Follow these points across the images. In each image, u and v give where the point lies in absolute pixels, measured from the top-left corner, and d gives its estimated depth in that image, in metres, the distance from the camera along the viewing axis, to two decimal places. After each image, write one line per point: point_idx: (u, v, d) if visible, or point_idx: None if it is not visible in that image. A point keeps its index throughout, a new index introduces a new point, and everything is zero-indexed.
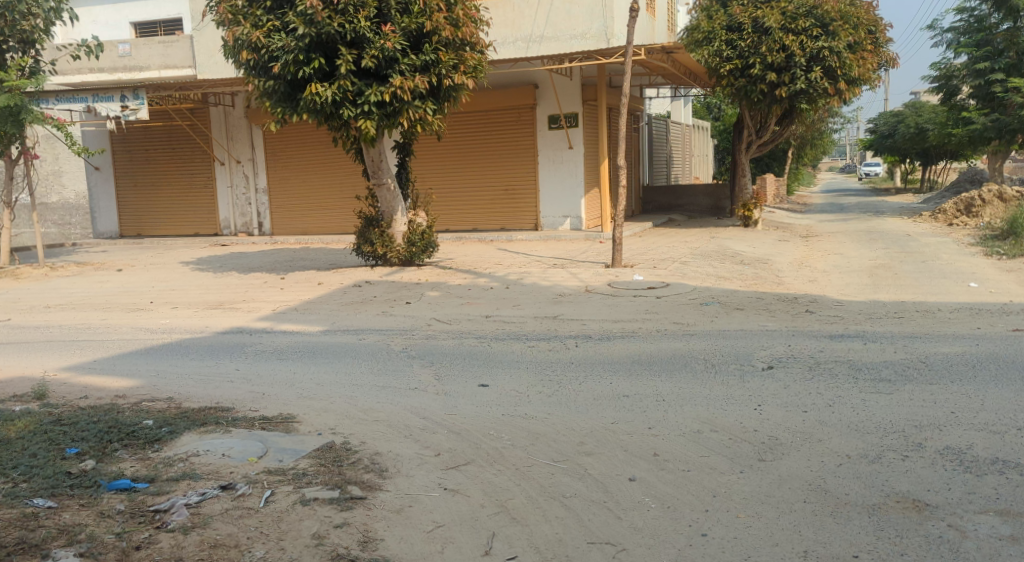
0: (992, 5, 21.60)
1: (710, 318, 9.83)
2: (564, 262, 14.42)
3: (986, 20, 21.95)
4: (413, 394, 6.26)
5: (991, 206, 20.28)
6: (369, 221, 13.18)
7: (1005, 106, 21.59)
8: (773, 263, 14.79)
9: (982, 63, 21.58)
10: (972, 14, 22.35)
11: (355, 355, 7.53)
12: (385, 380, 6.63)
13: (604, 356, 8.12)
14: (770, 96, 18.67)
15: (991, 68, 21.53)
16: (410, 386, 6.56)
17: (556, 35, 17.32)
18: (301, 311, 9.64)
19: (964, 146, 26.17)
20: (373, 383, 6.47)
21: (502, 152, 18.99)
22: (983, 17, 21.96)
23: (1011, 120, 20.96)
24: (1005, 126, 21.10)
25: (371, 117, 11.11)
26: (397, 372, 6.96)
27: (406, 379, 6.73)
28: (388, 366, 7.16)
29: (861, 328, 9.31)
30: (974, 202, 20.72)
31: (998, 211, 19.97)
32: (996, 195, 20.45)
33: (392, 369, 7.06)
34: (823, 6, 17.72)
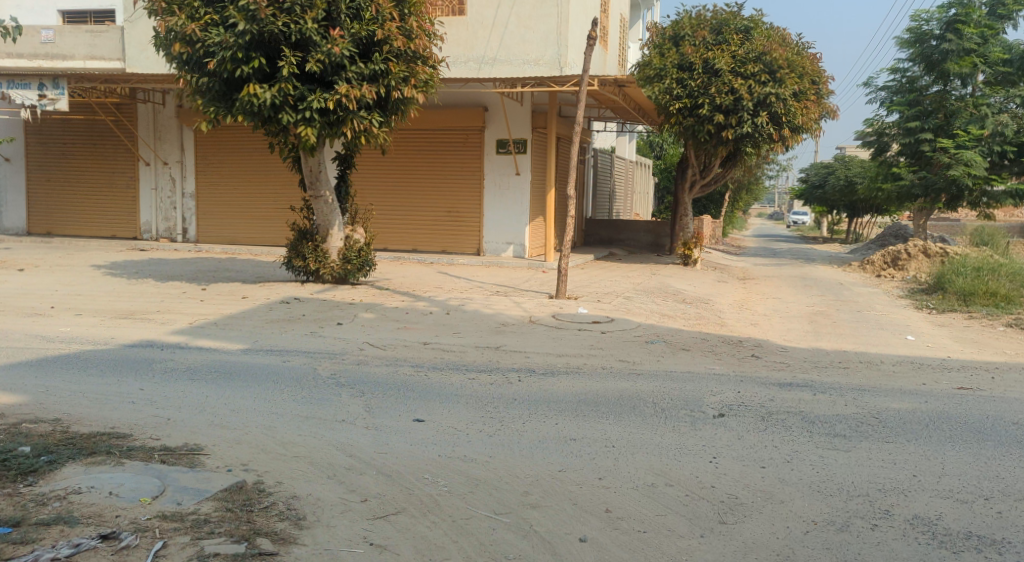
0: (924, 66, 21.87)
1: (657, 357, 9.44)
2: (505, 290, 13.94)
3: (917, 82, 22.15)
4: (340, 427, 5.65)
5: (916, 261, 20.44)
6: (302, 234, 12.50)
7: (932, 165, 21.93)
8: (715, 304, 14.56)
9: (913, 122, 21.82)
10: (904, 75, 22.50)
11: (276, 379, 6.88)
12: (308, 409, 6.00)
13: (548, 393, 7.62)
14: (717, 137, 18.56)
15: (921, 128, 21.77)
16: (336, 418, 5.97)
17: (509, 59, 16.95)
18: (221, 327, 8.93)
19: (891, 202, 26.55)
20: (293, 412, 5.84)
21: (447, 173, 18.49)
22: (915, 77, 22.19)
23: (937, 179, 21.40)
24: (931, 185, 21.50)
25: (313, 125, 10.48)
26: (323, 401, 6.34)
27: (332, 408, 6.12)
28: (312, 393, 6.53)
29: (809, 377, 8.99)
30: (900, 255, 20.88)
31: (922, 267, 20.13)
32: (921, 250, 20.57)
33: (316, 397, 6.42)
34: (772, 53, 17.74)
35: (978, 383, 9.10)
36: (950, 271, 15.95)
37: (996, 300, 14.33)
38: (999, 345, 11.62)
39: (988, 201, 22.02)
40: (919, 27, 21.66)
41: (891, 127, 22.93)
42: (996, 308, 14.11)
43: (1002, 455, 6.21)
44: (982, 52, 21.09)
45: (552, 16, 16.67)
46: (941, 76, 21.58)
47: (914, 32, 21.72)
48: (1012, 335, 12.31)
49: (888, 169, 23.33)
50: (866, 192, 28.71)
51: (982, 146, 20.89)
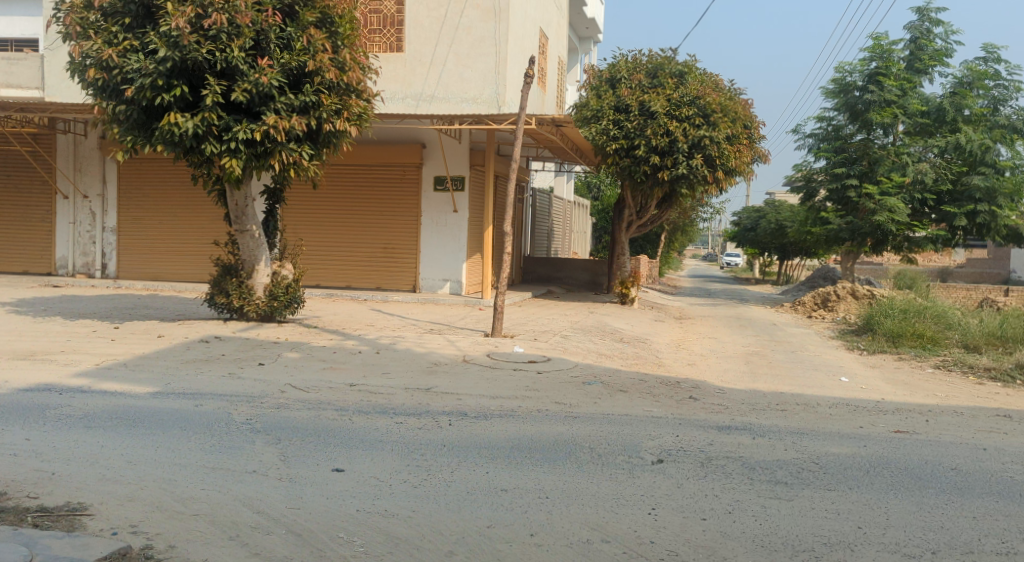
0: (848, 115, 22.30)
1: (594, 399, 9.14)
2: (440, 329, 13.54)
3: (843, 130, 22.49)
4: (250, 481, 5.19)
5: (845, 302, 20.74)
6: (226, 270, 11.94)
7: (858, 210, 22.37)
8: (653, 343, 14.37)
9: (839, 168, 22.14)
10: (830, 123, 22.91)
11: (184, 425, 6.37)
12: (215, 459, 5.50)
13: (481, 438, 7.24)
14: (653, 178, 18.53)
15: (846, 174, 22.15)
16: (247, 470, 5.52)
17: (446, 97, 16.76)
18: (129, 368, 8.34)
19: (819, 245, 27.02)
20: (198, 462, 5.36)
21: (382, 209, 18.09)
22: (840, 125, 22.59)
23: (863, 223, 21.80)
24: (858, 230, 21.89)
25: (238, 156, 10.01)
26: (234, 449, 5.86)
27: (243, 459, 5.66)
28: (221, 441, 6.03)
29: (748, 420, 8.74)
30: (830, 297, 21.16)
31: (852, 308, 20.39)
32: (849, 292, 20.92)
33: (226, 445, 5.94)
34: (706, 97, 17.92)
35: (914, 426, 8.97)
36: (879, 312, 16.06)
37: (923, 342, 14.46)
38: (930, 387, 11.59)
39: (909, 247, 22.49)
40: (842, 78, 22.20)
41: (819, 173, 23.29)
42: (924, 350, 14.19)
43: (945, 504, 6.03)
44: (902, 103, 21.58)
45: (490, 55, 16.60)
46: (864, 125, 21.99)
47: (838, 82, 22.25)
48: (942, 377, 12.31)
49: (817, 214, 23.65)
50: (795, 234, 29.16)
51: (904, 193, 21.54)
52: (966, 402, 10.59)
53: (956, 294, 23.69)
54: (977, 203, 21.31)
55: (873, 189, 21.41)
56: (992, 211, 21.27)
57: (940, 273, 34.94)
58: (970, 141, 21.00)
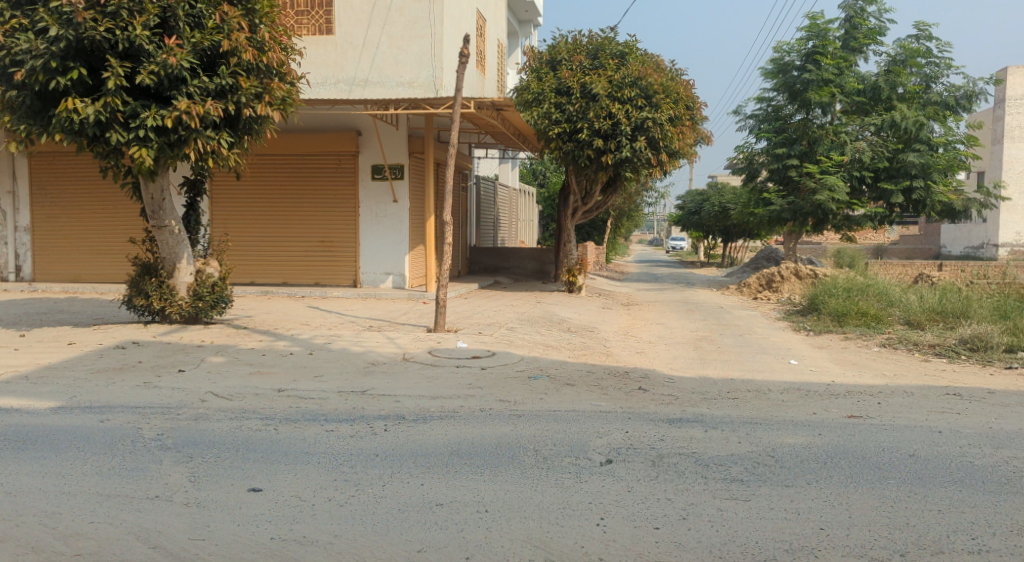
0: (787, 95, 22.26)
1: (539, 394, 8.61)
2: (380, 325, 12.97)
3: (782, 110, 22.52)
4: (146, 513, 4.98)
5: (789, 283, 20.57)
6: (145, 269, 11.50)
7: (800, 190, 22.30)
8: (600, 332, 13.96)
9: (780, 149, 22.07)
10: (769, 103, 22.86)
11: (82, 450, 5.99)
12: (112, 486, 5.34)
13: (418, 445, 6.77)
14: (597, 162, 18.13)
15: (788, 155, 22.11)
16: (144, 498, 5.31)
17: (381, 80, 16.10)
18: (32, 383, 7.92)
19: (762, 228, 26.98)
20: (91, 503, 5.07)
21: (317, 200, 17.40)
22: (779, 106, 22.57)
23: (804, 203, 21.64)
24: (799, 210, 21.79)
25: (148, 145, 9.35)
26: (137, 474, 5.60)
27: (142, 480, 5.48)
28: (124, 462, 5.79)
29: (699, 411, 8.17)
30: (774, 277, 20.96)
31: (796, 288, 20.25)
32: (793, 271, 20.71)
33: (132, 464, 5.74)
34: (648, 78, 17.59)
35: (866, 410, 8.65)
36: (824, 291, 15.82)
37: (868, 320, 14.27)
38: (880, 367, 11.32)
39: (849, 225, 22.22)
40: (780, 58, 22.11)
41: (761, 154, 23.15)
42: (869, 328, 13.99)
43: (912, 495, 5.72)
44: (839, 82, 21.51)
45: (424, 37, 16.00)
46: (802, 105, 21.93)
47: (776, 63, 22.18)
48: (889, 356, 12.09)
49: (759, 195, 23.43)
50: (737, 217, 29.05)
51: (843, 172, 21.31)
52: (916, 382, 10.30)
53: (893, 271, 23.01)
54: (913, 178, 21.16)
55: (814, 167, 21.40)
56: (927, 187, 21.14)
57: (874, 250, 35.30)
58: (904, 118, 21.05)
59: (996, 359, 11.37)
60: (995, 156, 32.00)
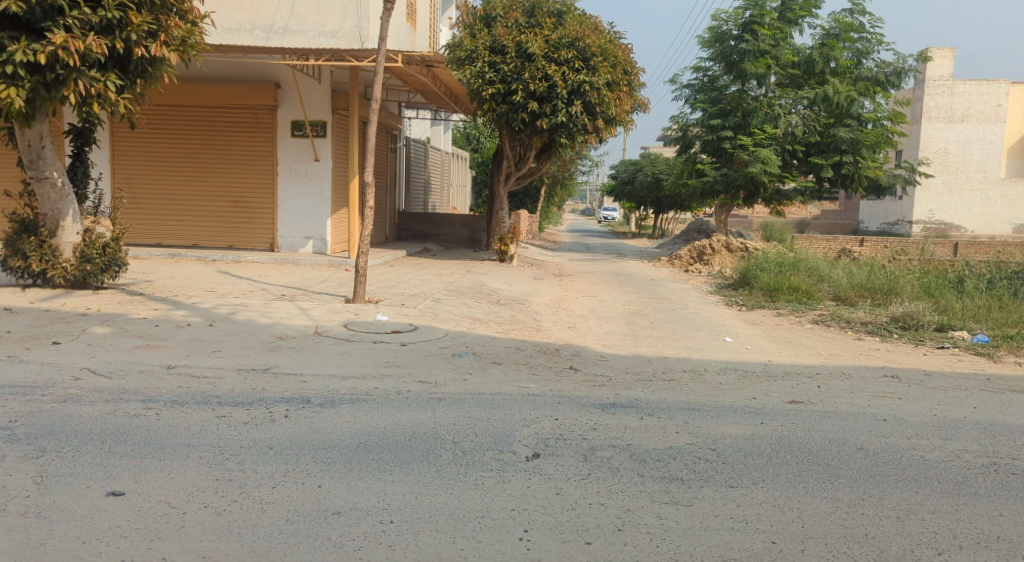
0: (723, 66, 21.62)
1: (463, 375, 7.75)
2: (294, 294, 11.99)
3: (718, 81, 21.86)
4: None
5: (720, 256, 19.94)
6: (25, 228, 10.94)
7: (734, 162, 21.83)
8: (531, 305, 13.14)
9: (715, 120, 21.44)
10: (706, 73, 22.22)
11: None
12: None
13: (320, 435, 5.90)
14: (531, 127, 17.25)
15: (722, 126, 21.46)
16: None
17: (302, 29, 14.97)
18: None
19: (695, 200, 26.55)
20: None
21: (231, 156, 16.18)
22: (715, 76, 21.93)
23: (737, 176, 21.13)
24: (732, 182, 21.26)
25: (19, 82, 9.38)
26: None
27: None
28: None
29: (632, 395, 6.93)
30: (705, 250, 20.36)
31: (727, 262, 19.73)
32: (724, 245, 20.18)
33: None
34: (585, 39, 16.70)
35: (806, 394, 7.02)
36: (756, 264, 14.89)
37: (799, 296, 13.38)
38: (816, 344, 9.77)
39: (779, 200, 22.05)
40: (718, 27, 21.44)
41: (696, 125, 22.61)
42: (800, 304, 13.12)
43: (879, 489, 4.90)
44: (775, 54, 20.98)
45: None
46: (738, 76, 21.35)
47: (714, 32, 21.49)
48: (821, 333, 10.78)
49: (692, 166, 22.90)
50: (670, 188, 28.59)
51: (776, 145, 20.81)
52: (851, 360, 8.85)
53: (818, 245, 22.82)
54: (843, 154, 20.72)
55: (748, 138, 20.93)
56: (857, 162, 20.74)
57: (798, 223, 35.16)
58: (837, 93, 20.53)
59: (928, 338, 10.28)
60: (913, 135, 32.15)
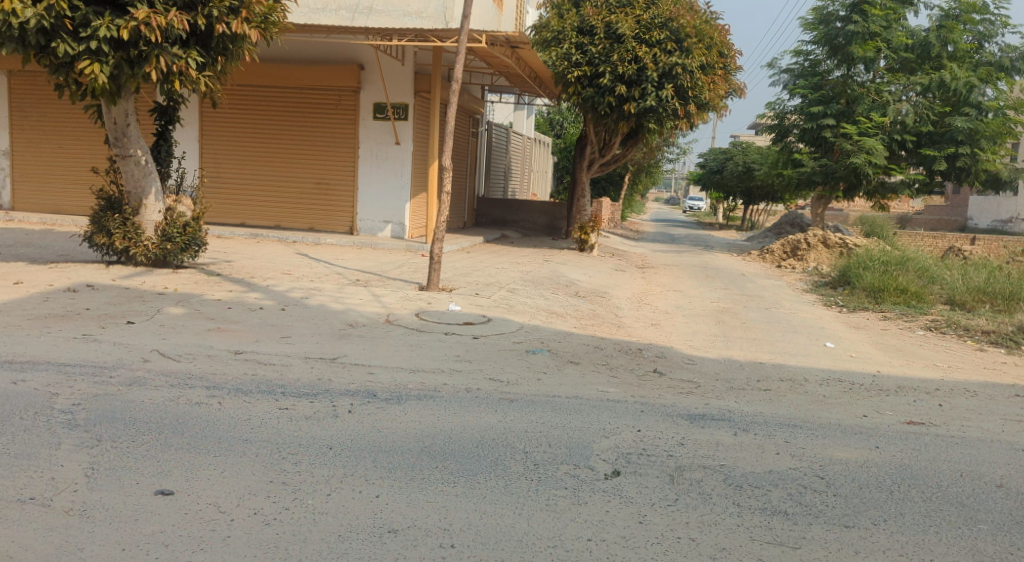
0: (827, 49, 20.53)
1: (537, 375, 7.29)
2: (369, 279, 11.73)
3: (820, 66, 20.82)
4: (20, 528, 4.11)
5: (816, 251, 18.96)
6: (109, 205, 10.93)
7: (834, 152, 20.72)
8: (612, 298, 12.61)
9: (816, 107, 20.36)
10: (807, 58, 21.18)
11: None
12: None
13: (383, 436, 5.53)
14: (618, 111, 16.63)
15: (823, 113, 20.37)
16: (19, 502, 4.36)
17: (386, 9, 14.72)
18: None
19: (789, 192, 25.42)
20: None
21: (314, 138, 16.06)
22: (817, 61, 20.86)
23: (839, 167, 20.07)
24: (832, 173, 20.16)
25: (102, 59, 9.32)
26: (25, 464, 4.80)
27: (25, 474, 4.67)
28: (20, 443, 5.09)
29: (725, 406, 6.37)
30: (800, 245, 19.41)
31: (823, 258, 18.71)
32: (820, 240, 19.14)
33: (17, 450, 4.98)
34: (680, 20, 15.92)
35: (926, 415, 6.32)
36: (859, 263, 13.97)
37: (908, 299, 12.45)
38: (930, 354, 8.95)
39: (883, 193, 20.83)
40: (823, 8, 20.39)
41: (794, 112, 21.56)
42: (910, 307, 12.19)
43: None
44: (886, 36, 19.79)
45: None
46: (844, 60, 20.19)
47: (818, 13, 20.46)
48: (936, 341, 9.91)
49: (788, 156, 21.91)
50: (763, 178, 27.48)
51: (883, 135, 19.60)
52: (974, 375, 8.04)
53: (921, 242, 21.56)
54: (958, 145, 19.33)
55: (852, 126, 19.81)
56: (974, 153, 19.32)
57: (899, 218, 33.47)
58: (954, 79, 19.18)
59: None
60: None
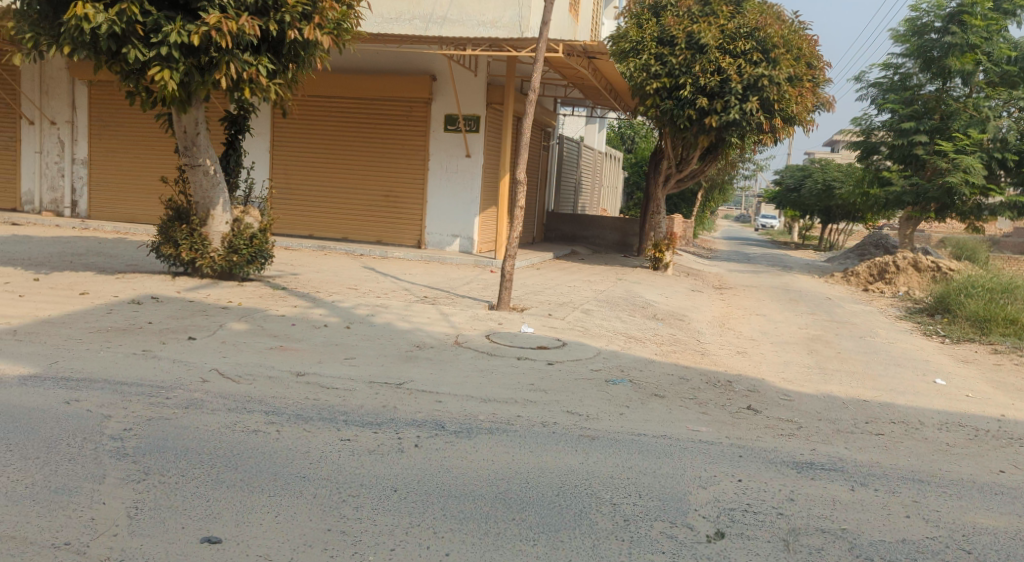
0: (920, 62, 19.41)
1: (619, 409, 6.64)
2: (437, 295, 11.24)
3: (911, 80, 19.71)
4: None
5: (906, 275, 17.76)
6: (177, 215, 10.70)
7: (926, 170, 19.58)
8: (691, 321, 11.89)
9: (907, 123, 19.26)
10: (897, 71, 20.09)
11: (16, 459, 4.85)
12: (22, 527, 4.09)
13: (453, 476, 4.97)
14: (699, 124, 15.87)
15: (914, 129, 19.25)
16: (52, 549, 3.93)
17: (460, 19, 14.24)
18: (17, 349, 7.40)
19: (872, 211, 24.29)
20: None
21: (384, 150, 15.70)
22: (908, 74, 19.76)
23: (931, 186, 18.88)
24: (924, 193, 19.02)
25: (173, 65, 9.03)
26: (65, 501, 4.36)
27: (63, 513, 4.24)
28: (62, 474, 4.68)
29: (836, 453, 5.64)
30: (888, 267, 18.30)
31: (913, 283, 17.47)
32: (910, 263, 17.89)
33: (58, 484, 4.55)
34: (767, 29, 15.17)
35: None
36: (961, 289, 12.93)
37: (1019, 330, 11.40)
38: None
39: (979, 215, 19.61)
40: (917, 19, 19.30)
41: (881, 128, 20.49)
42: (1022, 339, 11.15)
43: None
44: (987, 48, 18.68)
45: None
46: (939, 74, 19.16)
47: (912, 24, 19.38)
48: None
49: (875, 174, 20.82)
50: (844, 197, 26.33)
51: (981, 152, 18.51)
52: None
53: (1020, 267, 20.24)
54: None
55: (947, 143, 18.66)
56: None
57: (990, 240, 31.76)
58: None
59: None
60: None
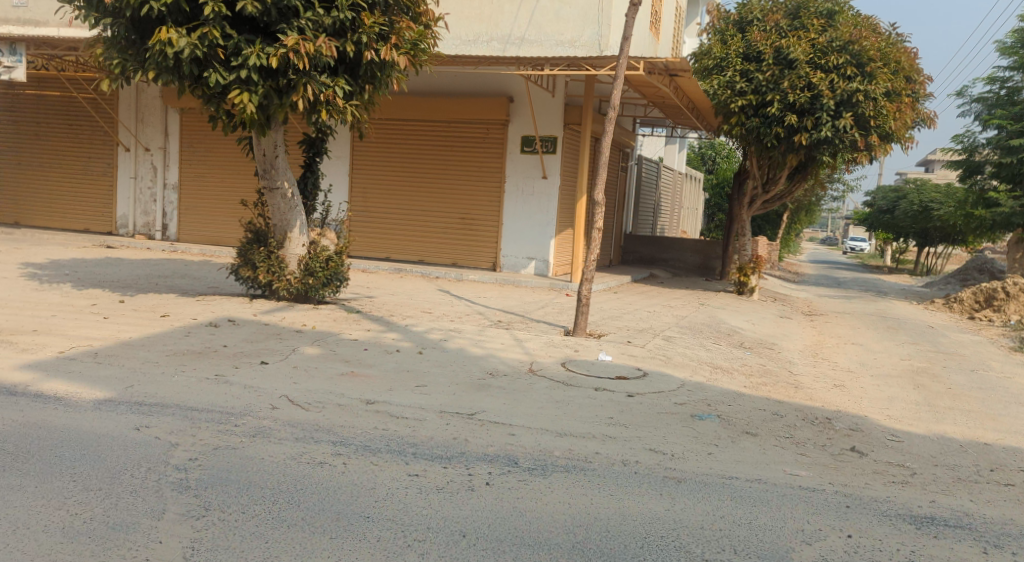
0: None
1: (707, 447, 6.16)
2: (513, 320, 10.91)
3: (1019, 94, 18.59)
4: None
5: (1015, 303, 16.62)
6: (255, 237, 10.65)
7: None
8: (782, 351, 11.24)
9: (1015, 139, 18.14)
10: (1003, 85, 18.99)
11: (77, 491, 4.69)
12: None
13: (527, 520, 4.59)
14: (787, 142, 15.18)
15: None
16: None
17: (539, 39, 14.01)
18: (90, 371, 7.34)
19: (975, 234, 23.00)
20: None
21: (461, 172, 15.53)
22: (1016, 88, 18.65)
23: None
24: None
25: (252, 87, 8.97)
26: (121, 540, 4.17)
27: (118, 553, 4.04)
28: (120, 508, 4.50)
29: (961, 506, 5.05)
30: (995, 294, 17.19)
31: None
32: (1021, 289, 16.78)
33: (117, 520, 4.36)
34: (862, 42, 14.51)
35: None
36: None
37: None
38: None
39: None
40: None
41: (986, 146, 19.38)
42: None
43: None
44: None
45: None
46: None
47: (1020, 35, 18.28)
48: None
49: (980, 194, 19.67)
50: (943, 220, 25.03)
51: None
52: None
53: None
54: None
55: None
56: None
57: None
58: None
59: None
60: None
